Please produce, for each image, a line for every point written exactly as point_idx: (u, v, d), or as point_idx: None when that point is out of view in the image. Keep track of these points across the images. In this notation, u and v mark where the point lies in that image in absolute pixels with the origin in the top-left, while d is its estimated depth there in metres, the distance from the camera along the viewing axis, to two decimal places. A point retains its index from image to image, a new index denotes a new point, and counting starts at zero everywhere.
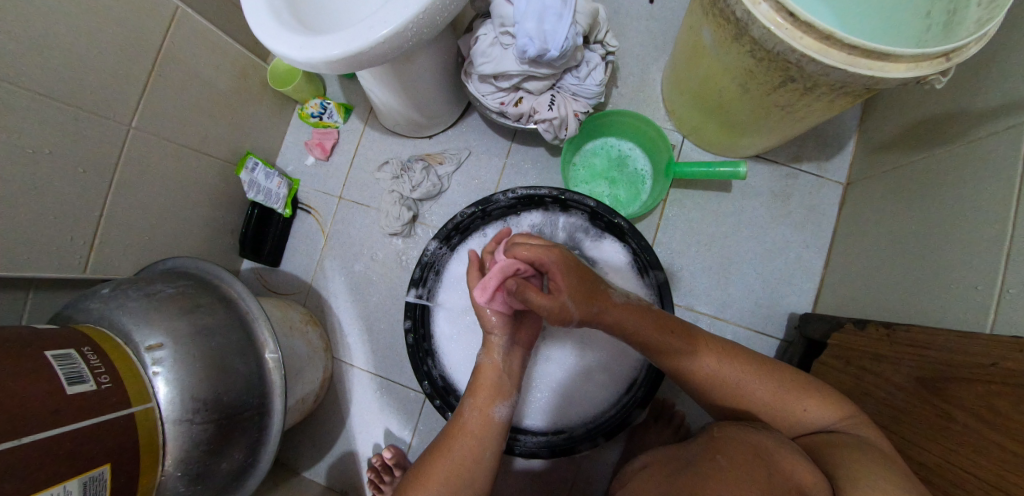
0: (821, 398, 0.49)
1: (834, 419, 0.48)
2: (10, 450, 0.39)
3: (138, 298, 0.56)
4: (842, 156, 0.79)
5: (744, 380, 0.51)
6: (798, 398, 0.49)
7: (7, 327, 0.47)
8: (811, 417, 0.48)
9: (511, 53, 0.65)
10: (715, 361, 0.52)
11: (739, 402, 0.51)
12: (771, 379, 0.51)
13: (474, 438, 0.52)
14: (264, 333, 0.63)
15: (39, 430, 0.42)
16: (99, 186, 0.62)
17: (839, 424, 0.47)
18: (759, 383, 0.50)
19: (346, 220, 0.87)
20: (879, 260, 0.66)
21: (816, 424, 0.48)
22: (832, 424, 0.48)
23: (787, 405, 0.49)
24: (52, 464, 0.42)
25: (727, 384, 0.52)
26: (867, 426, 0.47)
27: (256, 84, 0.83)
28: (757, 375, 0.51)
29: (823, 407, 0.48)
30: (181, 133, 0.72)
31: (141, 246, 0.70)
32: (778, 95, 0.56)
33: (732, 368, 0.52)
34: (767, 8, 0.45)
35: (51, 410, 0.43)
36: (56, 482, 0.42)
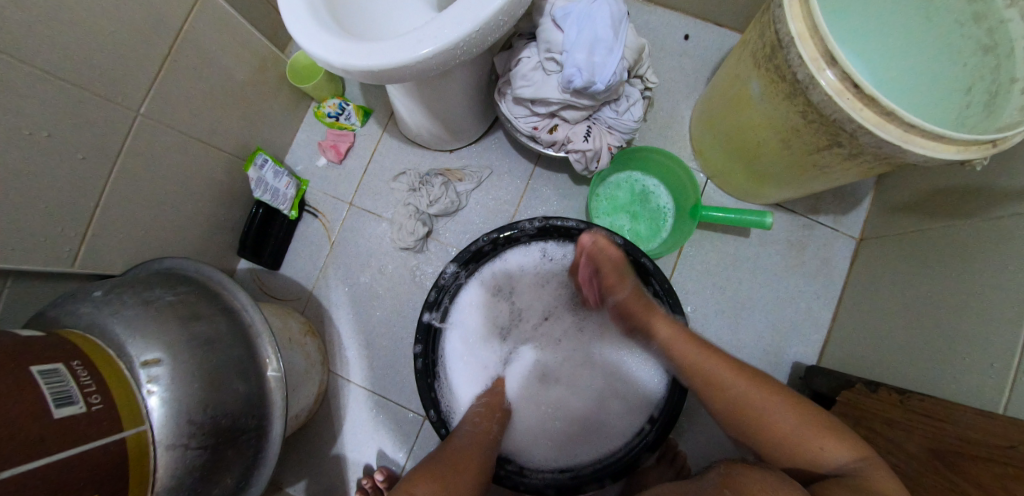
0: (839, 439, 0.47)
1: (852, 459, 0.45)
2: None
3: (136, 306, 0.52)
4: (858, 212, 0.81)
5: (768, 409, 0.51)
6: (813, 437, 0.48)
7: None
8: (826, 454, 0.47)
9: (553, 80, 0.63)
10: (746, 387, 0.53)
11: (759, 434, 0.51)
12: (793, 414, 0.50)
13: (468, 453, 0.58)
14: (268, 349, 0.59)
15: (20, 461, 0.38)
16: (98, 175, 0.57)
17: (849, 465, 0.45)
18: (779, 414, 0.51)
19: (356, 228, 0.84)
20: (888, 320, 0.67)
21: (827, 463, 0.46)
22: (843, 465, 0.46)
23: (804, 442, 0.48)
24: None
25: (749, 413, 0.52)
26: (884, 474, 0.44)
27: (273, 77, 0.80)
28: (783, 408, 0.51)
29: (840, 444, 0.47)
30: (191, 123, 0.68)
31: (137, 241, 0.65)
32: (820, 156, 0.56)
33: (758, 395, 0.53)
34: (832, 75, 0.46)
35: (38, 437, 0.39)
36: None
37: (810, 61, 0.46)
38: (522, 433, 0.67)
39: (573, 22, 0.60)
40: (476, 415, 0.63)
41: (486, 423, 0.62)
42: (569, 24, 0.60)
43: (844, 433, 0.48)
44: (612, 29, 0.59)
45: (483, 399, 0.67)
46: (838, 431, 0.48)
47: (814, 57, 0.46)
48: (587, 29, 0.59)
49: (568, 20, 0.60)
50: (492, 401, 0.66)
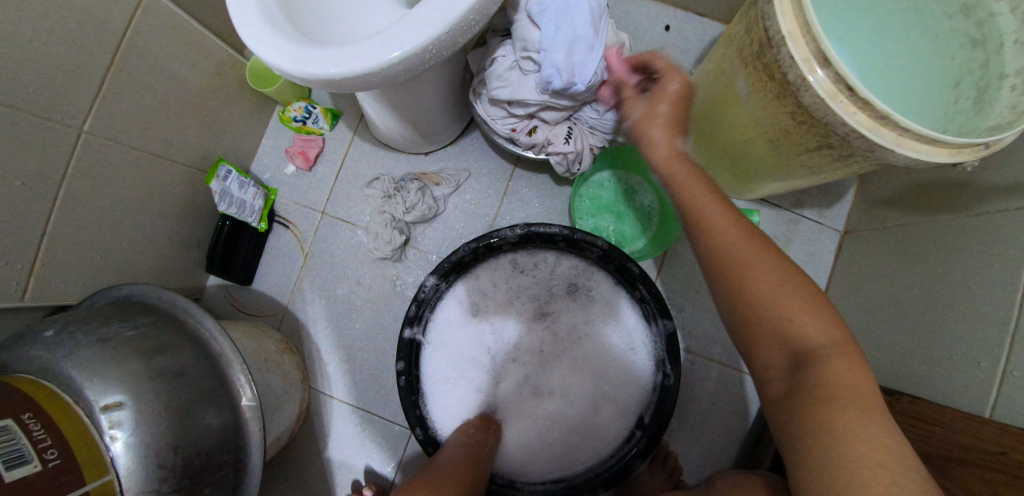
0: (819, 315, 0.39)
1: (830, 340, 0.37)
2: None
3: (92, 345, 0.49)
4: (841, 205, 0.80)
5: (759, 271, 0.40)
6: (790, 305, 0.39)
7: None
8: (800, 329, 0.38)
9: (530, 81, 0.60)
10: (738, 239, 0.42)
11: (736, 294, 0.41)
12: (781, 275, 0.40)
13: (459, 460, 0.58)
14: (240, 377, 0.56)
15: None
16: (42, 201, 0.53)
17: (822, 347, 0.37)
18: (767, 276, 0.40)
19: (331, 238, 0.80)
20: (873, 316, 0.67)
21: (796, 338, 0.38)
22: (816, 345, 0.37)
23: (778, 311, 0.39)
24: None
25: (735, 267, 0.41)
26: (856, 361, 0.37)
27: (232, 82, 0.74)
28: (775, 271, 0.40)
29: (822, 322, 0.38)
30: (144, 137, 0.63)
31: (92, 267, 0.61)
32: (809, 156, 0.56)
33: (749, 254, 0.41)
34: (823, 76, 0.45)
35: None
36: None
37: (801, 61, 0.46)
38: (513, 447, 0.66)
39: (550, 18, 0.56)
40: (473, 427, 0.63)
41: (482, 435, 0.63)
42: (546, 21, 0.56)
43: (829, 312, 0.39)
44: (591, 26, 0.55)
45: (476, 418, 0.65)
46: (822, 307, 0.39)
47: (806, 58, 0.46)
48: (566, 27, 0.55)
49: (544, 16, 0.56)
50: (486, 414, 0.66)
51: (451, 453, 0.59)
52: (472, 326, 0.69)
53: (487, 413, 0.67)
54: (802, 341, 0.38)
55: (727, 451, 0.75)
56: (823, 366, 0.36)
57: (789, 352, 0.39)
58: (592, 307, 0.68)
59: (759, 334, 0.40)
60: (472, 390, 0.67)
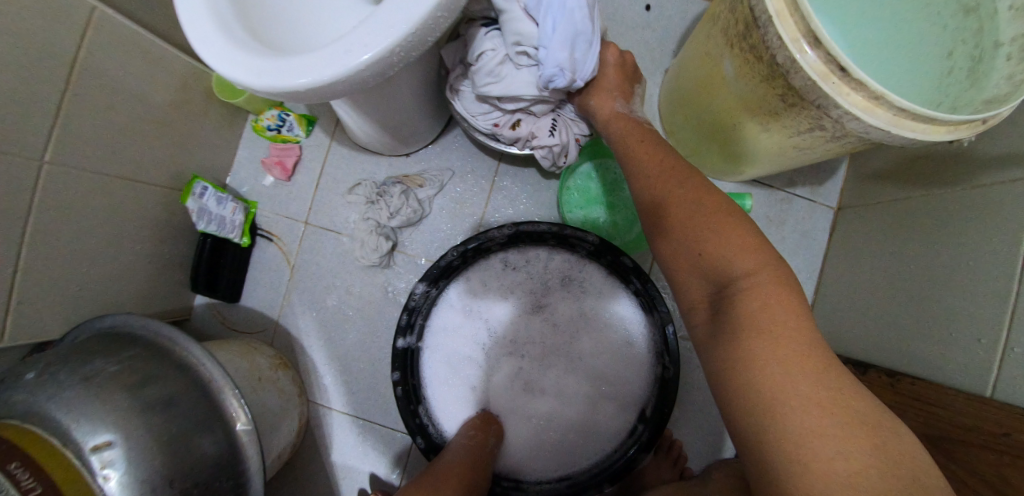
0: (750, 249, 0.39)
1: (750, 271, 0.38)
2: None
3: (75, 384, 0.48)
4: (835, 180, 0.78)
5: (679, 213, 0.44)
6: (709, 235, 0.41)
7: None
8: (716, 263, 0.40)
9: (523, 74, 0.57)
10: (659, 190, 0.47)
11: (658, 225, 0.45)
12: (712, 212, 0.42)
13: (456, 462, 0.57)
14: (232, 403, 0.56)
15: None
16: (8, 240, 0.50)
17: (743, 276, 0.38)
18: (691, 210, 0.43)
19: (316, 249, 0.78)
20: (870, 295, 0.66)
21: (718, 267, 0.40)
22: (738, 273, 0.39)
23: (699, 241, 0.41)
24: None
25: (655, 215, 0.46)
26: (780, 287, 0.37)
27: (199, 94, 0.71)
28: (690, 209, 0.44)
29: (741, 252, 0.39)
30: (111, 161, 0.61)
31: (69, 301, 0.59)
32: (801, 138, 0.54)
33: (684, 200, 0.44)
34: (815, 57, 0.43)
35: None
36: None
37: (790, 42, 0.43)
38: (516, 449, 0.65)
39: (550, 13, 0.52)
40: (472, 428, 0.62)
41: (481, 436, 0.61)
42: (543, 14, 0.52)
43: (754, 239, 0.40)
44: (590, 19, 0.54)
45: (475, 419, 0.64)
46: (759, 247, 0.40)
47: (795, 38, 0.43)
48: (566, 20, 0.52)
49: (541, 9, 0.52)
50: (482, 418, 0.64)
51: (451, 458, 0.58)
52: (463, 331, 0.66)
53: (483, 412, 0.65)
54: (720, 275, 0.40)
55: (729, 435, 0.76)
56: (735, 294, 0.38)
57: (710, 288, 0.41)
58: (586, 303, 0.66)
59: (685, 269, 0.43)
60: (466, 394, 0.66)
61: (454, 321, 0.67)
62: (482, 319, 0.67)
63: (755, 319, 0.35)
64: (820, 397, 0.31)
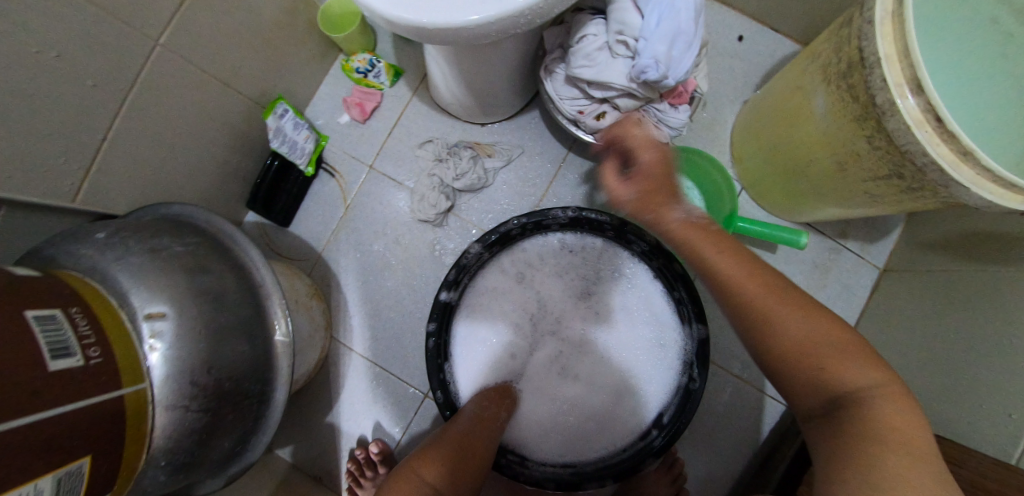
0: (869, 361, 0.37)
1: (874, 385, 0.35)
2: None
3: (141, 253, 0.49)
4: (885, 242, 0.80)
5: (789, 320, 0.39)
6: (829, 350, 0.37)
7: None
8: (839, 378, 0.36)
9: (619, 64, 0.60)
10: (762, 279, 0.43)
11: (766, 338, 0.40)
12: (812, 318, 0.39)
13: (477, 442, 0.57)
14: (277, 311, 0.58)
15: (10, 414, 0.34)
16: (108, 106, 0.52)
17: (871, 390, 0.35)
18: (800, 319, 0.39)
19: (374, 193, 0.80)
20: (903, 355, 0.67)
21: (841, 384, 0.36)
22: (863, 388, 0.35)
23: (821, 354, 0.37)
24: (27, 457, 0.34)
25: (755, 322, 0.41)
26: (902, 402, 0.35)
27: (303, 22, 0.74)
28: (799, 321, 0.39)
29: (862, 363, 0.37)
30: (212, 61, 0.63)
31: (141, 180, 0.61)
32: (875, 185, 0.55)
33: (783, 308, 0.40)
34: (914, 103, 0.44)
35: (30, 389, 0.35)
36: (30, 479, 0.34)
37: (894, 85, 0.45)
38: (525, 425, 0.66)
39: (655, 8, 0.56)
40: (484, 399, 0.62)
41: (494, 410, 0.61)
42: (651, 9, 0.56)
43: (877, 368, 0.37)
44: (693, 23, 0.57)
45: (491, 386, 0.65)
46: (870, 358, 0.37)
47: (899, 83, 0.45)
48: (670, 19, 0.56)
49: (650, 4, 0.57)
50: (499, 389, 0.65)
51: (461, 423, 0.58)
52: (508, 316, 0.68)
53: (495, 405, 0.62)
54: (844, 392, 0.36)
55: (733, 467, 0.76)
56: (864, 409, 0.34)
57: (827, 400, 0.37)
58: (629, 300, 0.68)
59: (798, 382, 0.39)
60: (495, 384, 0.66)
61: (501, 286, 0.69)
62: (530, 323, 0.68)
63: (881, 428, 0.33)
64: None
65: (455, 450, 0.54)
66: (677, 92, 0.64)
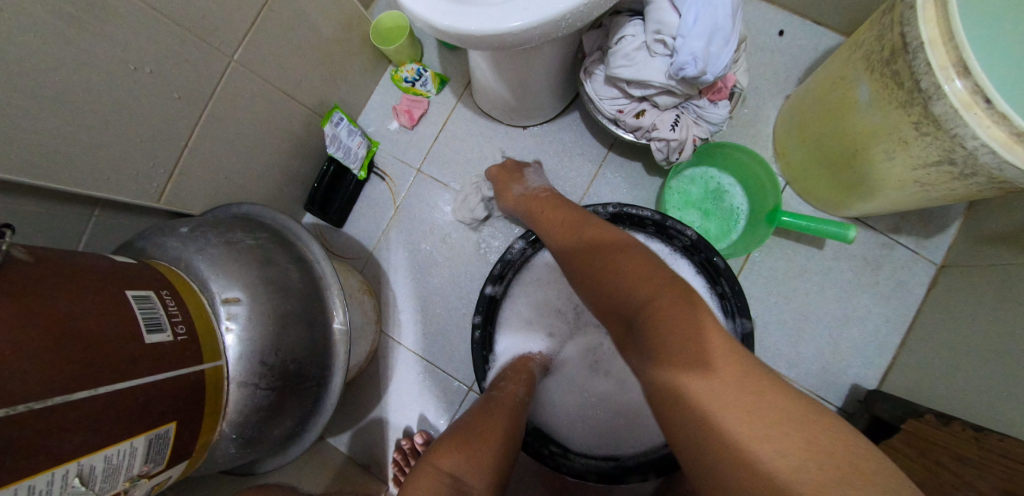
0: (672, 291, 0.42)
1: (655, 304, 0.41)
2: (85, 402, 0.36)
3: (219, 245, 0.55)
4: (943, 237, 0.76)
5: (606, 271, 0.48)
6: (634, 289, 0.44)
7: (85, 255, 0.44)
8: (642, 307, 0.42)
9: (657, 63, 0.61)
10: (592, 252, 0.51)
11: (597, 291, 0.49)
12: (626, 263, 0.47)
13: (503, 416, 0.56)
14: (335, 301, 0.62)
15: (114, 380, 0.39)
16: (191, 115, 0.59)
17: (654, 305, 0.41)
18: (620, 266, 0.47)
19: (420, 195, 0.85)
20: (964, 353, 0.64)
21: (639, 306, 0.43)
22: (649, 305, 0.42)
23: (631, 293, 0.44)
24: (124, 419, 0.39)
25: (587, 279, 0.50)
26: (686, 312, 0.40)
27: (358, 37, 0.80)
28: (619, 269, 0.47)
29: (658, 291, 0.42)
30: (278, 74, 0.69)
31: (215, 183, 0.67)
32: (927, 172, 0.54)
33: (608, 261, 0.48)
34: (961, 87, 0.44)
35: (129, 359, 0.40)
36: (125, 438, 0.39)
37: (939, 70, 0.44)
38: (563, 414, 0.68)
39: (692, 6, 0.58)
40: (502, 381, 0.62)
41: (512, 387, 0.61)
42: (688, 8, 0.58)
43: (688, 292, 0.42)
44: (730, 18, 0.58)
45: (513, 362, 0.66)
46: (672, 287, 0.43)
47: (945, 66, 0.44)
48: (707, 16, 0.57)
49: (687, 2, 0.58)
50: (518, 364, 0.65)
51: (501, 420, 0.55)
52: (547, 306, 0.71)
53: (510, 384, 0.62)
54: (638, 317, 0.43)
55: None
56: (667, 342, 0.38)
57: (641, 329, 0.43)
58: None
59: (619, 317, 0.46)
60: (508, 365, 0.66)
61: (546, 278, 0.71)
62: (568, 312, 0.71)
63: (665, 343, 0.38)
64: (802, 441, 0.30)
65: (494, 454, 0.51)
66: (716, 88, 0.65)
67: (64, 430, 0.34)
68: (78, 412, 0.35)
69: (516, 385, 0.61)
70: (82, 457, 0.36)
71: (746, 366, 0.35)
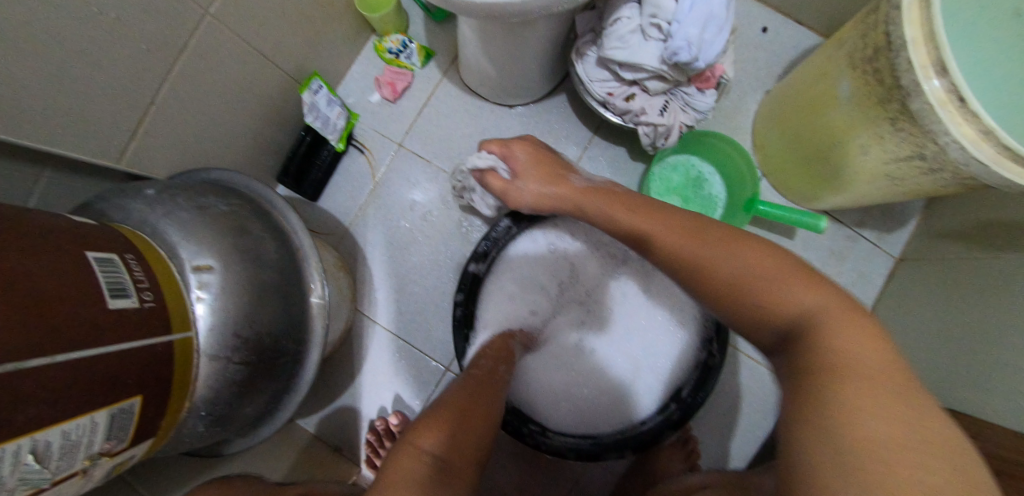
0: (802, 284, 0.36)
1: (816, 308, 0.34)
2: (43, 370, 0.33)
3: (189, 210, 0.51)
4: (902, 232, 0.81)
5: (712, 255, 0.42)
6: (754, 283, 0.39)
7: (39, 212, 0.39)
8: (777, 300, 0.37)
9: (651, 47, 0.61)
10: (685, 247, 0.44)
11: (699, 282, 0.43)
12: (737, 249, 0.41)
13: (475, 387, 0.55)
14: (313, 275, 0.60)
15: (74, 348, 0.35)
16: (160, 70, 0.54)
17: (812, 307, 0.35)
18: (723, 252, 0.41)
19: (401, 171, 0.82)
20: (918, 341, 0.69)
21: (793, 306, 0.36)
22: (805, 306, 0.35)
23: (754, 287, 0.38)
24: (87, 391, 0.36)
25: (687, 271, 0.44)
26: (852, 322, 0.33)
27: (341, 1, 0.76)
28: (724, 255, 0.41)
29: (804, 290, 0.36)
30: (255, 34, 0.65)
31: (182, 146, 0.63)
32: (897, 166, 0.57)
33: (711, 249, 0.42)
34: (938, 85, 0.46)
35: (92, 326, 0.37)
36: (86, 411, 0.36)
37: (919, 68, 0.46)
38: (542, 393, 0.69)
39: None
40: (482, 358, 0.61)
41: (490, 363, 0.61)
42: None
43: (832, 288, 0.36)
44: (724, 8, 0.59)
45: (491, 341, 0.65)
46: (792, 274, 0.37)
47: (925, 65, 0.46)
48: (703, 4, 0.58)
49: None
50: (497, 343, 0.64)
51: (472, 391, 0.55)
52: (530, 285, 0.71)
53: (488, 359, 0.61)
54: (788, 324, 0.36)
55: (747, 448, 0.77)
56: (825, 346, 0.32)
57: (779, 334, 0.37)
58: (653, 283, 0.70)
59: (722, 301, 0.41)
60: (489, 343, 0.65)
61: (534, 258, 0.71)
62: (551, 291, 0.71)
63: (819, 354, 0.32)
64: (950, 467, 0.25)
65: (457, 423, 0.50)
66: (704, 76, 0.66)
67: (21, 399, 0.31)
68: (34, 381, 0.32)
69: (498, 362, 0.61)
70: (39, 430, 0.33)
71: (894, 377, 0.29)
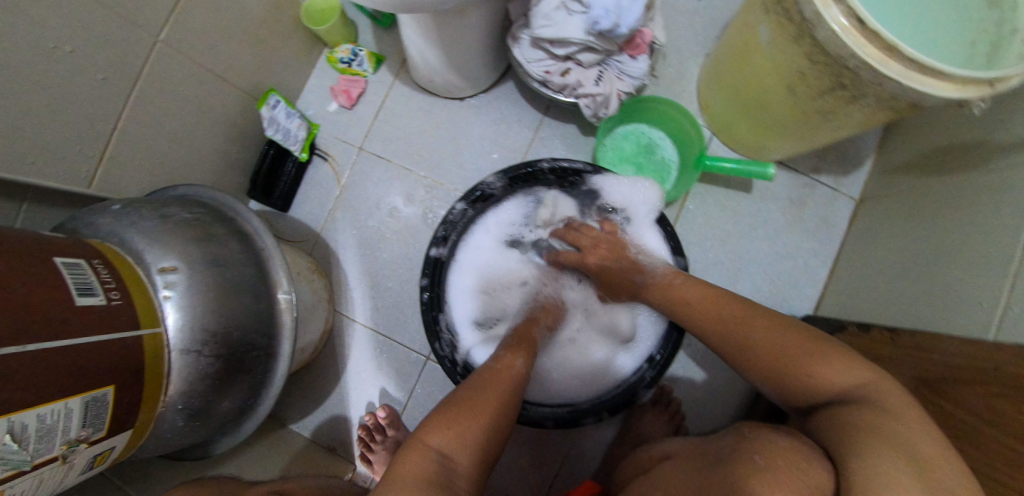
0: (847, 359, 0.39)
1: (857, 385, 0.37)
2: (15, 357, 0.36)
3: (152, 218, 0.54)
4: (859, 173, 0.82)
5: (755, 334, 0.45)
6: (804, 356, 0.41)
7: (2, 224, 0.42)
8: (820, 375, 0.39)
9: (575, 20, 0.64)
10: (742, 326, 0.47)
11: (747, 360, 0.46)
12: (788, 331, 0.44)
13: (500, 388, 0.50)
14: (279, 272, 0.63)
15: (44, 339, 0.38)
16: (117, 96, 0.58)
17: (859, 385, 0.37)
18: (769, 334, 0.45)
19: (365, 173, 0.85)
20: (883, 275, 0.69)
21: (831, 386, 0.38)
22: (850, 385, 0.37)
23: (796, 363, 0.41)
24: (58, 380, 0.39)
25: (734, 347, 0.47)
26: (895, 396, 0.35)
27: (289, 19, 0.80)
28: (771, 331, 0.45)
29: (848, 365, 0.39)
30: (208, 57, 0.69)
31: (149, 167, 0.67)
32: (824, 100, 0.59)
33: (761, 329, 0.45)
34: (837, 11, 0.47)
35: (60, 318, 0.40)
36: (60, 397, 0.39)
37: None
38: None
39: None
40: (501, 350, 0.57)
41: (510, 357, 0.56)
42: None
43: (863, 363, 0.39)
44: None
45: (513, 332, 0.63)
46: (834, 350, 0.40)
47: None
48: None
49: None
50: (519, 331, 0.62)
51: (497, 394, 0.49)
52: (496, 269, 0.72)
53: (507, 354, 0.56)
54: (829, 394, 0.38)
55: (731, 404, 0.77)
56: (881, 409, 0.34)
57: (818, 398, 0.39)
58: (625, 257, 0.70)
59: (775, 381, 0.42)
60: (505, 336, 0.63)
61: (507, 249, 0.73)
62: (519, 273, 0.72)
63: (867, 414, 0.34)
64: None
65: (492, 420, 0.47)
66: (635, 43, 0.68)
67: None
68: (6, 366, 0.35)
69: (513, 355, 0.56)
70: (15, 413, 0.35)
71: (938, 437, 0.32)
